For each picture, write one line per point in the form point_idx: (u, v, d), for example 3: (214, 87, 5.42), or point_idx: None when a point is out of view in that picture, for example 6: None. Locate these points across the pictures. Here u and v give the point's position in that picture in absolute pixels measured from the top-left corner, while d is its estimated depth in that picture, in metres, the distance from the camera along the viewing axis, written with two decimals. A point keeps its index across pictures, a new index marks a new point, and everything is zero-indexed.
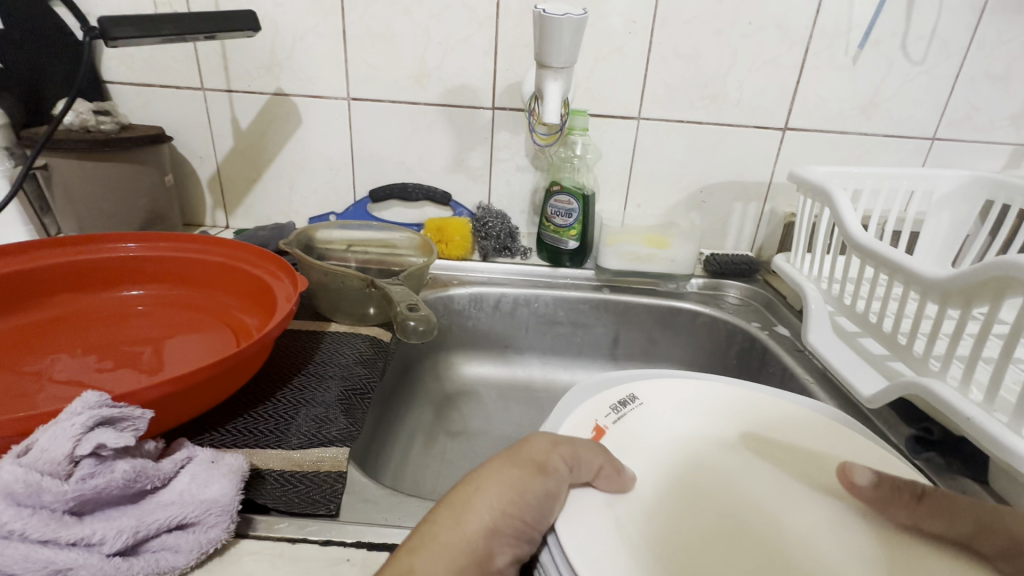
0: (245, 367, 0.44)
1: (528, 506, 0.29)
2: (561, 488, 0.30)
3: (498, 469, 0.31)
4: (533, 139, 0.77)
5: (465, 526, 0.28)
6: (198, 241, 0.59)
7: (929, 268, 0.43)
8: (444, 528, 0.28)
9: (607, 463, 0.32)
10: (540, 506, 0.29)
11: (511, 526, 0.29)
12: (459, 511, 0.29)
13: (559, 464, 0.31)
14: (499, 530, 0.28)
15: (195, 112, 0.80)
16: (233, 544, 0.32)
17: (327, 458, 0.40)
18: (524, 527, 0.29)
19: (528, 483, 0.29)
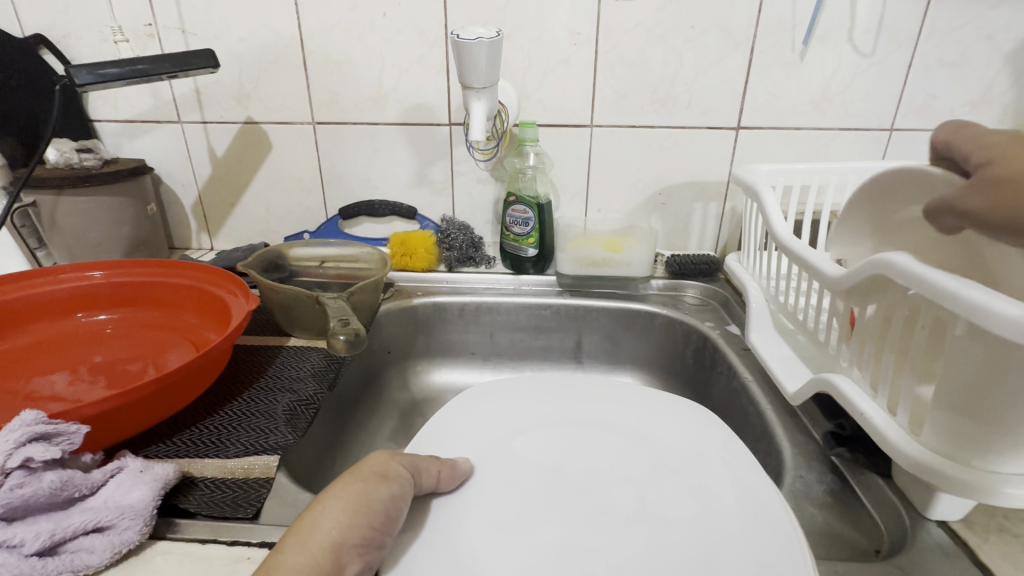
0: (191, 383, 0.48)
1: (374, 511, 0.30)
2: (405, 489, 0.32)
3: (337, 485, 0.30)
4: (474, 155, 0.82)
5: (312, 546, 0.27)
6: (158, 266, 0.64)
7: (832, 267, 0.44)
8: (288, 555, 0.27)
9: (442, 464, 0.36)
10: (387, 509, 0.31)
11: (362, 533, 0.29)
12: (305, 533, 0.28)
13: (398, 468, 0.33)
14: (349, 543, 0.28)
15: (174, 143, 0.85)
16: (148, 545, 0.35)
17: (258, 465, 0.44)
18: (372, 533, 0.30)
19: (370, 488, 0.31)
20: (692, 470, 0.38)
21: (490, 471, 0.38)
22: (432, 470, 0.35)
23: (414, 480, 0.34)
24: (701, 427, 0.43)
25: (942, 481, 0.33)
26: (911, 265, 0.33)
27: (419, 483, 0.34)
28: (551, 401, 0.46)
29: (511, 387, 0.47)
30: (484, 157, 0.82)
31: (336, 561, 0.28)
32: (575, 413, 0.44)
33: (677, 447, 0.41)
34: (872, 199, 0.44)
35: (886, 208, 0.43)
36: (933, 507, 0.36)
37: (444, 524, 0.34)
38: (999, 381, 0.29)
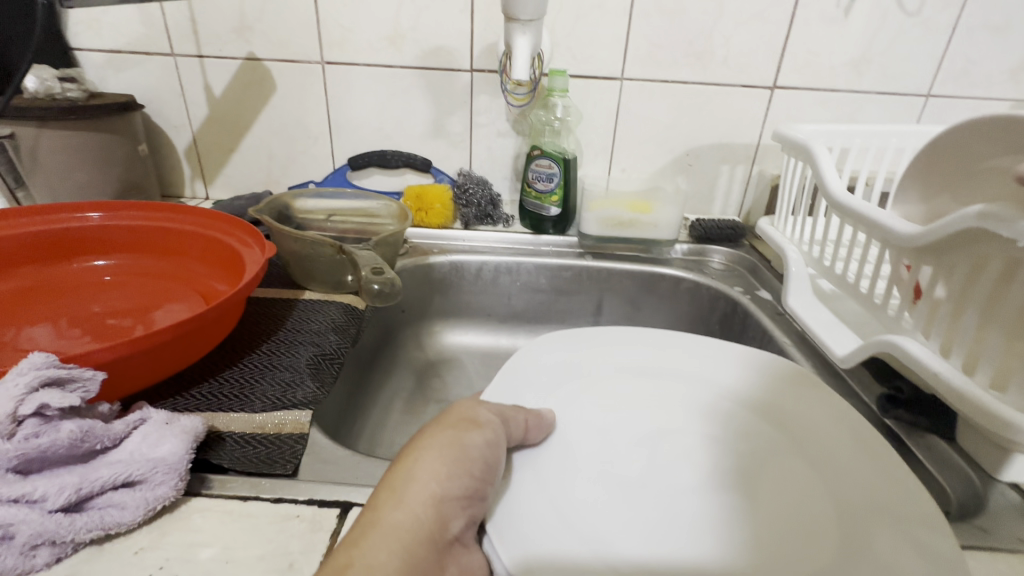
0: (209, 332, 0.44)
1: (472, 459, 0.29)
2: (498, 435, 0.31)
3: (431, 437, 0.30)
4: (507, 101, 0.76)
5: (410, 501, 0.27)
6: (161, 209, 0.58)
7: (901, 224, 0.42)
8: (387, 511, 0.27)
9: (529, 414, 0.35)
10: (485, 456, 0.30)
11: (464, 485, 0.28)
12: (400, 489, 0.28)
13: (487, 415, 0.32)
14: (448, 496, 0.28)
15: (167, 79, 0.78)
16: (182, 502, 0.32)
17: (290, 420, 0.40)
18: (474, 484, 0.29)
19: (462, 438, 0.30)
20: (761, 440, 0.38)
21: (574, 427, 0.37)
22: (520, 421, 0.34)
23: (505, 427, 0.33)
24: (765, 386, 0.41)
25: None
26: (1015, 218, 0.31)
27: (509, 430, 0.33)
28: (613, 357, 0.44)
29: (572, 338, 0.45)
30: (512, 104, 0.76)
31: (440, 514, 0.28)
32: (639, 373, 0.43)
33: (746, 415, 0.40)
34: (957, 140, 0.39)
35: (964, 156, 0.39)
36: (1006, 470, 0.36)
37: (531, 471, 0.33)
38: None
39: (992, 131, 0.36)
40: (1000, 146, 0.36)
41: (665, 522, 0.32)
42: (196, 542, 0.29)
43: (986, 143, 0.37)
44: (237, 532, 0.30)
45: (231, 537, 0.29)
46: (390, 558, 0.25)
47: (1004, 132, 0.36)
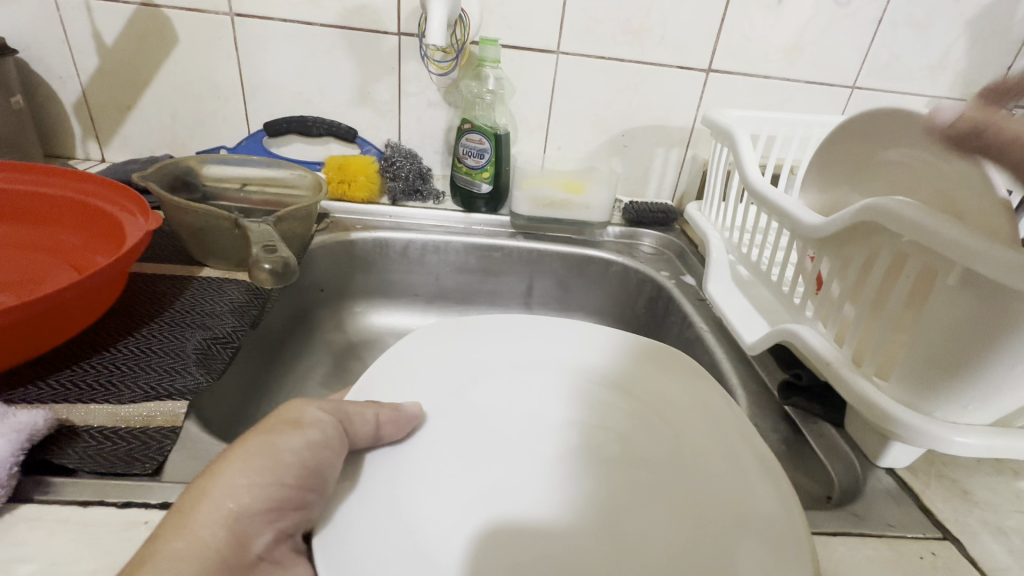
0: (69, 316, 0.39)
1: (286, 465, 0.28)
2: (329, 437, 0.30)
3: (239, 447, 0.28)
4: (428, 69, 0.72)
5: (196, 526, 0.25)
6: (25, 171, 0.51)
7: (807, 214, 0.42)
8: (165, 541, 0.25)
9: (382, 408, 0.33)
10: (303, 460, 0.28)
11: (268, 495, 0.27)
12: (187, 512, 0.26)
13: (315, 415, 0.30)
14: (250, 510, 0.27)
15: (46, 22, 0.68)
16: (8, 510, 0.28)
17: (161, 412, 0.37)
18: (285, 492, 0.28)
19: (275, 443, 0.28)
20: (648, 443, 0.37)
21: (440, 432, 0.36)
22: (360, 423, 0.32)
23: (341, 429, 0.31)
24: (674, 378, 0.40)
25: (902, 429, 0.33)
26: (919, 216, 0.30)
27: (352, 428, 0.31)
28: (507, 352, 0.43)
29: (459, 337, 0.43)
30: (433, 73, 0.73)
31: (236, 531, 0.26)
32: (545, 379, 0.42)
33: (642, 412, 0.39)
34: (852, 133, 0.39)
35: (861, 145, 0.39)
36: (884, 455, 0.37)
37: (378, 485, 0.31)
38: (970, 325, 0.29)
39: (887, 124, 0.36)
40: (889, 137, 0.36)
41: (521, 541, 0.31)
42: (15, 557, 0.25)
43: (875, 137, 0.38)
44: (70, 543, 0.26)
45: (58, 551, 0.26)
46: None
47: (893, 124, 0.36)
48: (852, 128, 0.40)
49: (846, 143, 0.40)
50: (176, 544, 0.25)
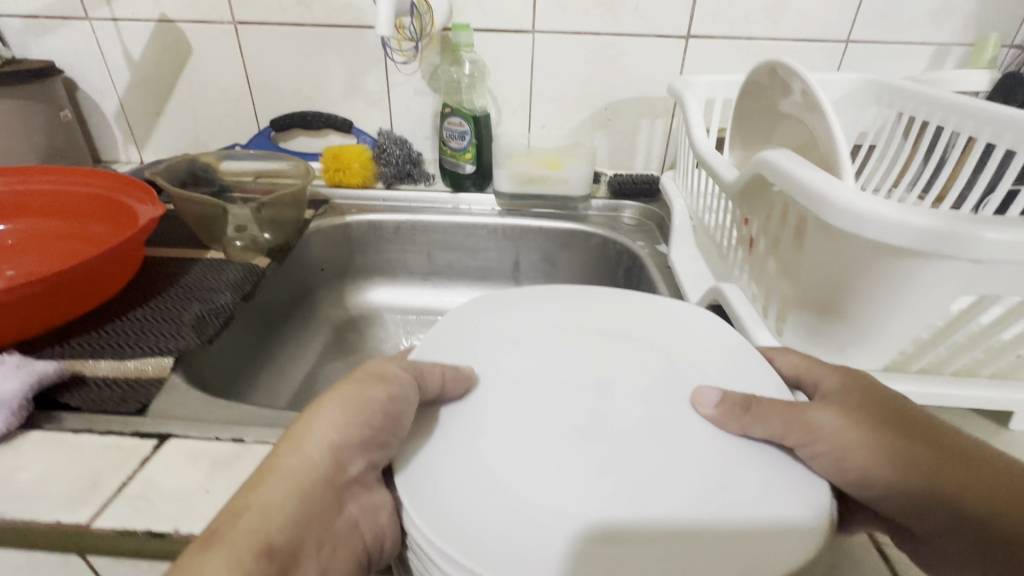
0: (85, 290, 0.48)
1: (373, 411, 0.27)
2: (407, 390, 0.28)
3: (335, 390, 0.28)
4: (393, 59, 0.77)
5: (309, 452, 0.26)
6: (60, 174, 0.61)
7: (725, 171, 0.43)
8: (284, 459, 0.25)
9: (447, 365, 0.30)
10: (386, 410, 0.27)
11: (360, 432, 0.26)
12: (298, 439, 0.26)
13: (396, 369, 0.29)
14: (347, 444, 0.26)
15: (86, 44, 0.79)
16: (20, 435, 0.35)
17: (152, 365, 0.44)
18: (373, 434, 0.27)
19: (364, 390, 0.27)
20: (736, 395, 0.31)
21: (501, 379, 0.31)
22: (435, 373, 0.29)
23: (418, 386, 0.28)
24: None
25: None
26: (789, 168, 0.31)
27: (423, 384, 0.29)
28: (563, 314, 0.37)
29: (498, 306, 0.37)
30: (397, 62, 0.77)
31: (334, 460, 0.26)
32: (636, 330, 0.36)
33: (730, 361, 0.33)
34: (754, 90, 0.42)
35: (764, 100, 0.41)
36: None
37: (438, 435, 0.28)
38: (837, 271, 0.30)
39: (794, 75, 0.37)
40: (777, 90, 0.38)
41: (607, 505, 0.24)
42: (19, 466, 0.33)
43: (770, 92, 0.40)
44: (60, 458, 0.33)
45: (50, 463, 0.33)
46: (284, 499, 0.24)
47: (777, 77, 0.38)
48: (755, 84, 0.42)
49: (756, 95, 0.42)
50: (294, 463, 0.25)
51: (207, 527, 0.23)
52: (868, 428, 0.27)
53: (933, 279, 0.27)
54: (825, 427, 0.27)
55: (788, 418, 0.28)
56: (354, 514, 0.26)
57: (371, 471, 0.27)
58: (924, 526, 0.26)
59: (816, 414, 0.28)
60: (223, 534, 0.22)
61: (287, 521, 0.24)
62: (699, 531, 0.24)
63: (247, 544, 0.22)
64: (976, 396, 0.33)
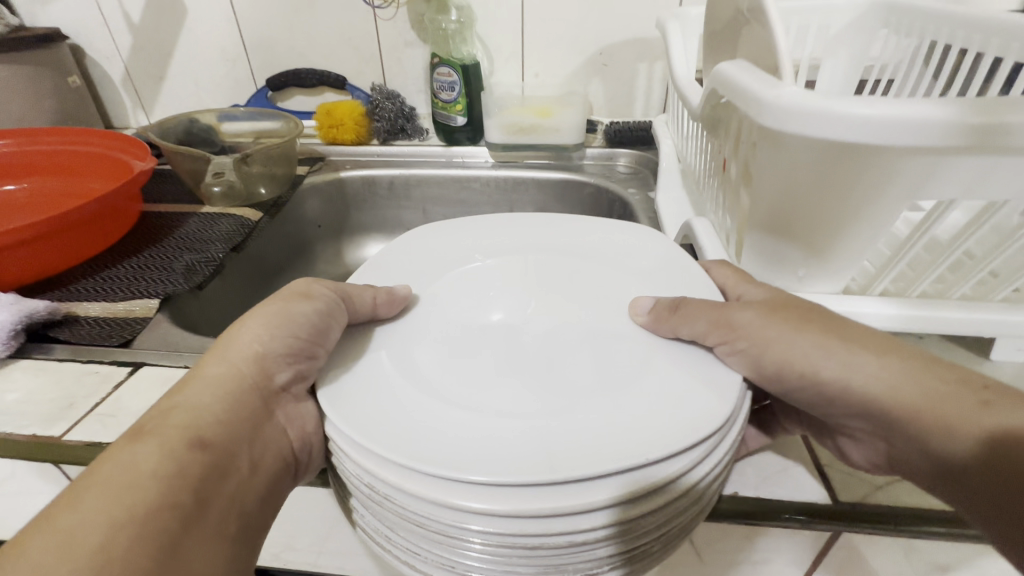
0: (80, 238, 0.50)
1: (296, 323, 0.28)
2: (333, 307, 0.29)
3: (261, 307, 0.29)
4: (370, 4, 0.76)
5: (231, 358, 0.27)
6: (64, 134, 0.64)
7: (694, 95, 0.42)
8: (206, 366, 0.27)
9: (379, 291, 0.30)
10: (312, 324, 0.28)
11: (285, 342, 0.28)
12: (223, 347, 0.28)
13: (322, 288, 0.29)
14: (269, 353, 0.27)
15: (89, 10, 0.81)
16: (13, 362, 0.38)
17: (140, 307, 0.46)
18: (298, 344, 0.28)
19: (287, 307, 0.28)
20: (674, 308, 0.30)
21: (439, 310, 0.30)
22: (365, 297, 0.29)
23: (347, 306, 0.29)
24: None
25: None
26: (735, 77, 0.29)
27: (354, 308, 0.29)
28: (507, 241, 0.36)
29: (437, 235, 0.37)
30: (376, 7, 0.76)
31: (262, 368, 0.27)
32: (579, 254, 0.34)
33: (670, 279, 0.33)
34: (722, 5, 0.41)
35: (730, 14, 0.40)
36: None
37: (382, 373, 0.26)
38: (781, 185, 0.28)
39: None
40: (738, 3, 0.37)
41: (557, 418, 0.24)
42: (9, 388, 0.36)
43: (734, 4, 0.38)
44: (43, 382, 0.36)
45: (34, 386, 0.36)
46: (213, 400, 0.26)
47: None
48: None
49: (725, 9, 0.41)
50: (216, 369, 0.27)
51: (139, 421, 0.24)
52: (790, 326, 0.27)
53: (876, 182, 0.25)
54: (745, 325, 0.27)
55: (715, 318, 0.27)
56: (282, 421, 0.27)
57: (299, 382, 0.28)
58: (844, 413, 0.26)
59: (739, 314, 0.27)
60: (156, 425, 0.24)
61: (215, 417, 0.25)
62: (624, 429, 0.23)
63: (179, 434, 0.23)
64: (942, 320, 0.31)
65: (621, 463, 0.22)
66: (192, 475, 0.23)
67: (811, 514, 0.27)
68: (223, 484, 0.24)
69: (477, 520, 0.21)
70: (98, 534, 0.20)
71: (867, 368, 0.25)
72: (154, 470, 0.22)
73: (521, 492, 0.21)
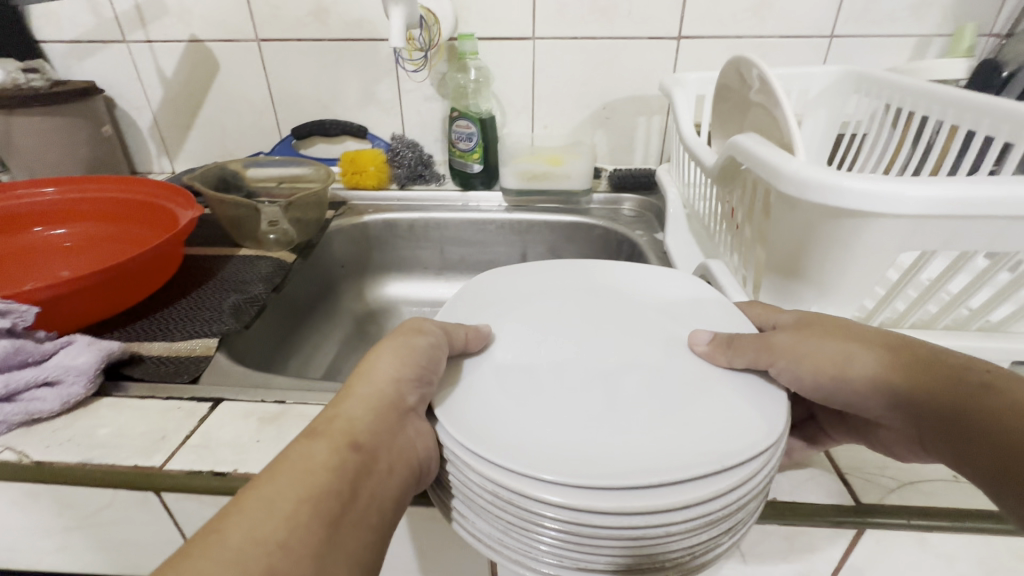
0: (139, 281, 0.53)
1: (418, 356, 0.32)
2: (441, 343, 0.33)
3: (386, 342, 0.33)
4: (406, 70, 0.83)
5: (374, 381, 0.31)
6: (109, 182, 0.67)
7: (707, 154, 0.48)
8: (357, 386, 0.31)
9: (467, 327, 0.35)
10: (430, 358, 0.32)
11: (413, 370, 0.31)
12: (366, 371, 0.32)
13: (433, 326, 0.34)
14: (404, 378, 0.31)
15: (124, 65, 0.86)
16: (96, 400, 0.41)
17: (200, 345, 0.49)
18: (421, 373, 0.32)
19: (410, 342, 0.33)
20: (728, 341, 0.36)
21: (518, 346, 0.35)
22: (460, 332, 0.35)
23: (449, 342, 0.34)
24: None
25: None
26: (753, 148, 0.35)
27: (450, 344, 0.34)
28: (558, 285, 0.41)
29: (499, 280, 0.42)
30: (410, 70, 0.82)
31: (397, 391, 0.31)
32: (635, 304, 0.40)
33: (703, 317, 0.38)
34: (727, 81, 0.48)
35: (739, 87, 0.47)
36: None
37: (476, 393, 0.32)
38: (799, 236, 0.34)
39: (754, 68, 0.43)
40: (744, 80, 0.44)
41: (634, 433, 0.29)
42: (99, 423, 0.38)
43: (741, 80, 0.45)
44: (131, 417, 0.39)
45: (123, 421, 0.38)
46: (364, 412, 0.30)
47: (743, 69, 0.44)
48: (728, 76, 0.48)
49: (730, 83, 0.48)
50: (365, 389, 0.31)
51: (310, 425, 0.28)
52: (819, 339, 0.32)
53: (874, 235, 0.31)
54: (782, 346, 0.32)
55: (757, 346, 0.33)
56: (414, 433, 0.30)
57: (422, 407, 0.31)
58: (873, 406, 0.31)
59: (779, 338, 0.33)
60: (323, 428, 0.28)
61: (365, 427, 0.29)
62: (709, 439, 0.28)
63: (341, 437, 0.28)
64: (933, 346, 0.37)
65: (709, 465, 0.26)
66: (350, 472, 0.27)
67: (837, 516, 0.32)
68: (369, 482, 0.27)
69: (553, 509, 0.25)
70: (286, 507, 0.24)
71: (878, 363, 0.30)
72: (324, 462, 0.26)
73: (607, 493, 0.25)
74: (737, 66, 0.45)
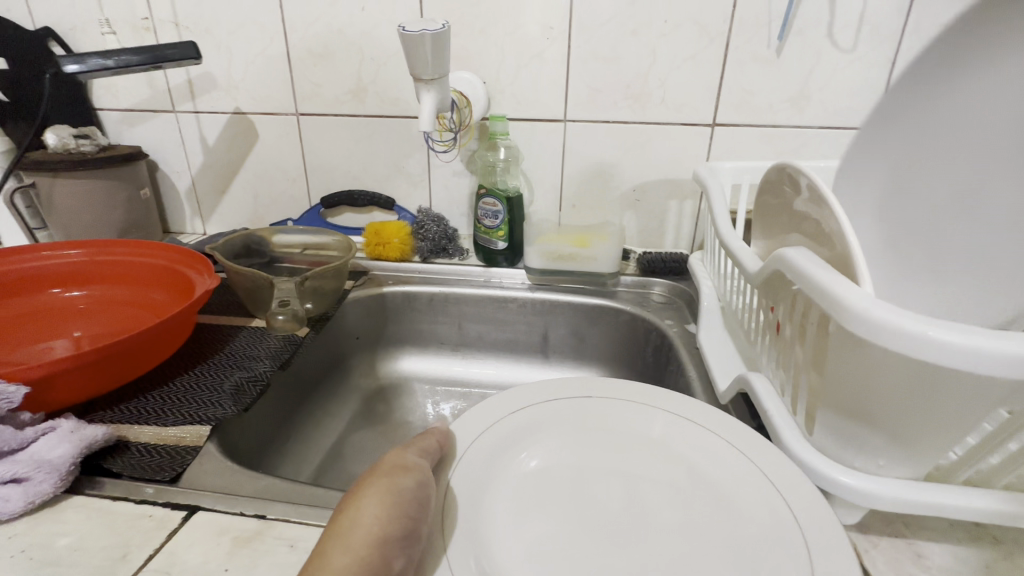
0: (142, 357, 0.51)
1: (408, 501, 0.30)
2: (429, 476, 0.32)
3: (367, 484, 0.30)
4: (438, 147, 0.84)
5: (355, 544, 0.27)
6: (135, 247, 0.68)
7: (749, 258, 0.45)
8: (333, 556, 0.27)
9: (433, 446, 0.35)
10: (417, 498, 0.30)
11: (401, 524, 0.29)
12: (346, 534, 0.27)
13: (415, 459, 0.33)
14: (390, 537, 0.28)
15: (170, 132, 0.90)
16: (64, 499, 0.38)
17: (190, 433, 0.46)
18: (411, 523, 0.29)
19: (396, 483, 0.30)
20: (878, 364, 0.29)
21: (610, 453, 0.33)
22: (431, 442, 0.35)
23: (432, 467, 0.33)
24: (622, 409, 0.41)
25: (836, 488, 0.33)
26: (805, 266, 0.32)
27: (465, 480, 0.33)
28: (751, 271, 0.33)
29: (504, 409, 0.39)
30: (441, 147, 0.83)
31: (381, 556, 0.27)
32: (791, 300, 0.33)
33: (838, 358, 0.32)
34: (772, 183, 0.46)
35: (784, 192, 0.45)
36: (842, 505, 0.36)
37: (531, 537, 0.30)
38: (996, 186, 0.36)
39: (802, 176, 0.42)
40: (793, 187, 0.42)
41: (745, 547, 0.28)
42: (60, 531, 0.35)
43: (790, 186, 0.43)
44: (95, 526, 0.35)
45: (86, 531, 0.35)
46: None
47: (794, 176, 0.41)
48: (776, 179, 0.46)
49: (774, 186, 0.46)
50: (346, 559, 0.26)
51: None
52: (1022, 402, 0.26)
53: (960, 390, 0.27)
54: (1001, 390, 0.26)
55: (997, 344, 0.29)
56: None
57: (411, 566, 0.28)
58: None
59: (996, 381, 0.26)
60: None
61: None
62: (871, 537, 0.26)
63: None
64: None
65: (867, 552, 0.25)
66: None
67: None
68: None
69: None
70: None
71: None
72: None
73: None
74: (785, 172, 0.43)
